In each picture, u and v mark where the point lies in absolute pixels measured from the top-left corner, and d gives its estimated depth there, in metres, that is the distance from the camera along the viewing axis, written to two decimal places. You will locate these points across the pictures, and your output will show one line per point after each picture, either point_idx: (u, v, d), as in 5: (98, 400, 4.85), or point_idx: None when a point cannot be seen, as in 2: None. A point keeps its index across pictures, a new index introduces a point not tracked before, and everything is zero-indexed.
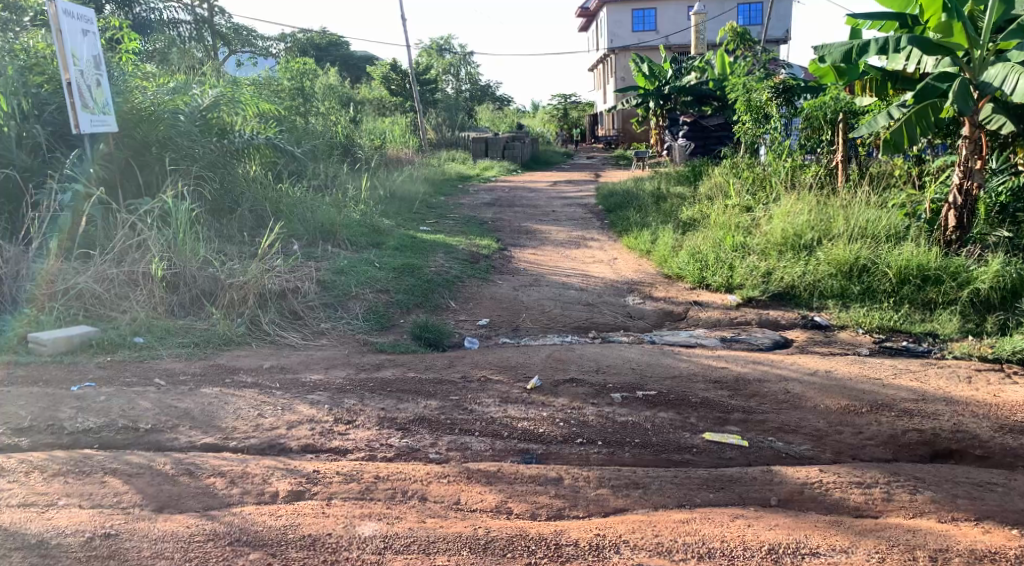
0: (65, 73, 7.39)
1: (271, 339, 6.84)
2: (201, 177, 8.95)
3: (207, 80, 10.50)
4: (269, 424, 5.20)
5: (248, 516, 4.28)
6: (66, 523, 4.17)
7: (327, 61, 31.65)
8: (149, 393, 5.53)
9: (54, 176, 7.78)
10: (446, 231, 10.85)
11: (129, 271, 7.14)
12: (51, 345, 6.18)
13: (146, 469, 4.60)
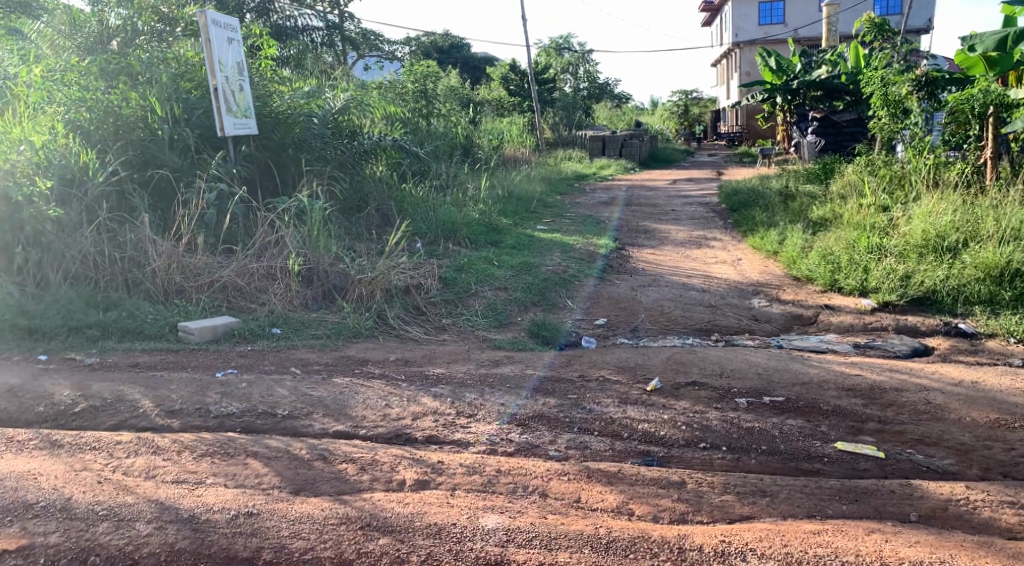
0: (212, 79, 7.84)
1: (396, 333, 7.05)
2: (333, 178, 9.38)
3: (338, 84, 10.90)
4: (395, 415, 5.37)
5: (378, 502, 4.41)
6: (213, 500, 4.34)
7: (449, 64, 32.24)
8: (286, 381, 5.80)
9: (202, 176, 8.21)
10: (564, 230, 10.92)
11: (268, 266, 7.53)
12: (198, 334, 6.56)
13: (284, 453, 4.82)
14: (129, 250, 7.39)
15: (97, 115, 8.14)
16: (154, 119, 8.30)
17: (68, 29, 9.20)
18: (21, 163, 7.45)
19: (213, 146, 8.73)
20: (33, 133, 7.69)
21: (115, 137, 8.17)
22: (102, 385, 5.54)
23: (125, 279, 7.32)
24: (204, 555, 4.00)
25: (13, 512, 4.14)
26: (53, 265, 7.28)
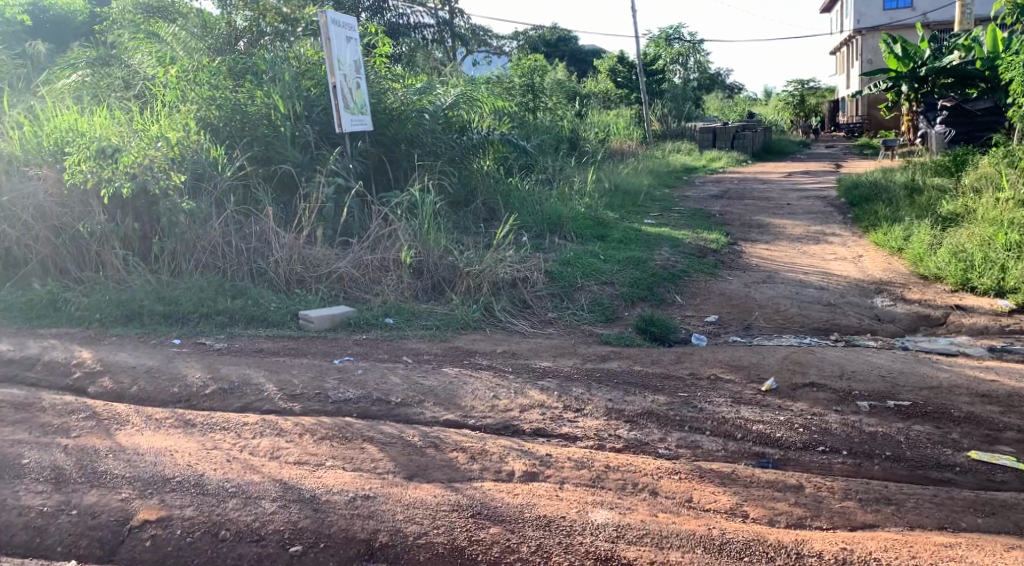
0: (332, 77, 8.01)
1: (504, 325, 7.09)
2: (444, 172, 9.48)
3: (449, 79, 11.02)
4: (504, 406, 5.41)
5: (488, 491, 4.43)
6: (333, 482, 4.45)
7: (556, 57, 32.21)
8: (399, 369, 5.92)
9: (321, 170, 8.45)
10: (672, 224, 10.76)
11: (382, 258, 7.69)
12: (317, 322, 6.77)
13: (398, 439, 4.92)
14: (254, 242, 7.67)
15: (225, 113, 8.49)
16: (276, 116, 8.55)
17: (200, 30, 9.64)
18: (158, 159, 7.87)
19: (331, 142, 8.95)
20: (170, 130, 8.18)
21: (244, 134, 8.53)
22: (229, 369, 5.77)
23: (249, 268, 7.57)
24: (324, 534, 4.08)
25: (152, 484, 4.33)
26: (186, 256, 7.60)
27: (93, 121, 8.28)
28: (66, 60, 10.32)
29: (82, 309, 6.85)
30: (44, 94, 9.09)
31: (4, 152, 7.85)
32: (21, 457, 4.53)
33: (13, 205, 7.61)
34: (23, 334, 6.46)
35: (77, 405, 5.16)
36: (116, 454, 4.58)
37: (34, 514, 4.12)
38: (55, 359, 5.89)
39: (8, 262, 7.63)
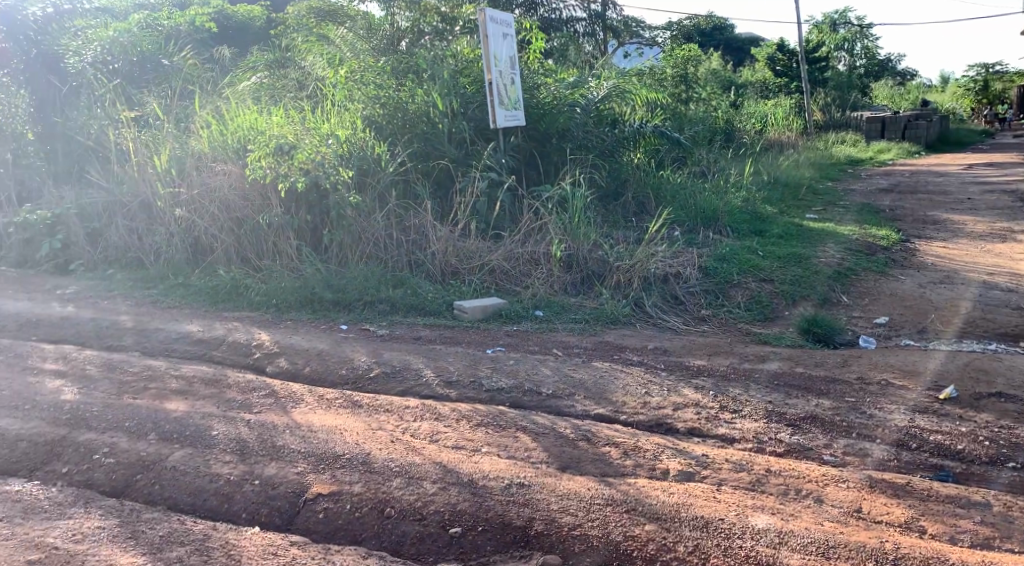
0: (488, 73, 8.15)
1: (655, 321, 7.03)
2: (595, 166, 9.47)
3: (600, 72, 10.98)
4: (656, 404, 5.37)
5: (642, 488, 4.40)
6: (489, 468, 4.55)
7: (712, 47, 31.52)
8: (550, 361, 5.99)
9: (476, 165, 8.61)
10: (837, 219, 10.35)
11: (532, 251, 7.77)
12: (471, 312, 6.92)
13: (551, 430, 4.98)
14: (412, 235, 7.92)
15: (388, 111, 8.81)
16: (435, 113, 8.81)
17: (367, 33, 10.10)
18: (328, 156, 8.15)
19: (486, 138, 9.11)
20: (340, 128, 8.55)
21: (404, 132, 8.79)
22: (390, 354, 6.01)
23: (408, 260, 7.82)
24: (481, 519, 4.17)
25: (324, 461, 4.57)
26: (352, 247, 7.93)
27: (271, 121, 8.81)
28: (248, 64, 11.01)
29: (261, 294, 7.30)
30: (229, 94, 9.80)
31: (195, 150, 8.62)
32: (210, 428, 4.87)
33: (202, 199, 8.29)
34: (209, 317, 6.94)
35: (257, 383, 5.53)
36: (293, 431, 4.86)
37: (222, 482, 4.41)
38: (238, 340, 6.29)
39: (196, 250, 8.26)
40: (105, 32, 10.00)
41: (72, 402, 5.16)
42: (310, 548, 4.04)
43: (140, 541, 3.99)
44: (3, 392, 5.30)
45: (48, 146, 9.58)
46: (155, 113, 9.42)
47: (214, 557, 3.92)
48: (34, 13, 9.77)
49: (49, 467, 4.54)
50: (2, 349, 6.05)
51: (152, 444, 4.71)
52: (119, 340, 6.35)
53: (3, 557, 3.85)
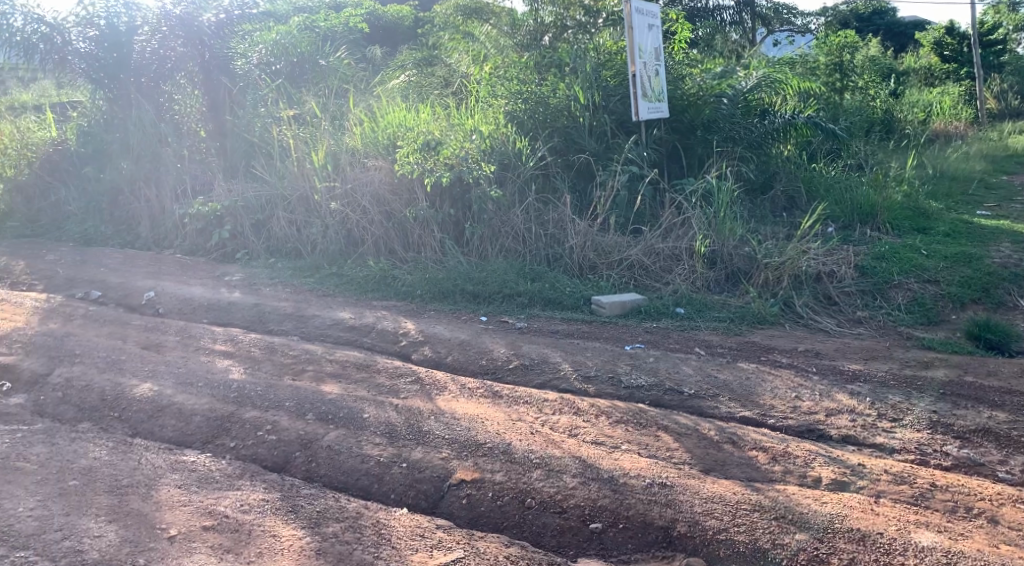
0: (632, 65, 8.05)
1: (805, 322, 6.78)
2: (743, 159, 9.14)
3: (749, 62, 10.66)
4: (807, 408, 5.18)
5: (792, 496, 4.24)
6: (629, 466, 4.48)
7: (871, 31, 30.06)
8: (693, 360, 5.87)
9: (618, 158, 8.50)
10: (1012, 217, 9.69)
11: (674, 247, 7.63)
12: (609, 307, 6.87)
13: (694, 431, 4.87)
14: (551, 229, 7.93)
15: (530, 105, 8.76)
16: (577, 108, 8.75)
17: (510, 28, 10.26)
18: (472, 151, 8.38)
19: (628, 131, 8.97)
20: (484, 123, 8.72)
21: (546, 125, 8.78)
22: (530, 347, 6.04)
23: (546, 254, 7.85)
24: (623, 516, 4.13)
25: (467, 447, 4.65)
26: (492, 241, 8.02)
27: (419, 118, 9.11)
28: (398, 62, 11.36)
29: (408, 285, 7.51)
30: (379, 92, 10.21)
31: (349, 145, 8.98)
32: (362, 411, 5.07)
33: (354, 192, 8.58)
34: (360, 305, 7.19)
35: (405, 370, 5.71)
36: (438, 417, 4.99)
37: (373, 463, 4.58)
38: (386, 328, 6.50)
39: (348, 241, 8.51)
40: (269, 34, 10.46)
41: (239, 382, 5.47)
42: (455, 532, 4.11)
43: (300, 514, 4.17)
44: (178, 369, 5.66)
45: (217, 142, 10.21)
46: (312, 111, 9.90)
47: (366, 534, 4.04)
48: (208, 19, 10.47)
49: (220, 441, 4.83)
50: (178, 329, 6.45)
51: (310, 424, 4.95)
52: (279, 324, 6.67)
53: (182, 521, 4.06)
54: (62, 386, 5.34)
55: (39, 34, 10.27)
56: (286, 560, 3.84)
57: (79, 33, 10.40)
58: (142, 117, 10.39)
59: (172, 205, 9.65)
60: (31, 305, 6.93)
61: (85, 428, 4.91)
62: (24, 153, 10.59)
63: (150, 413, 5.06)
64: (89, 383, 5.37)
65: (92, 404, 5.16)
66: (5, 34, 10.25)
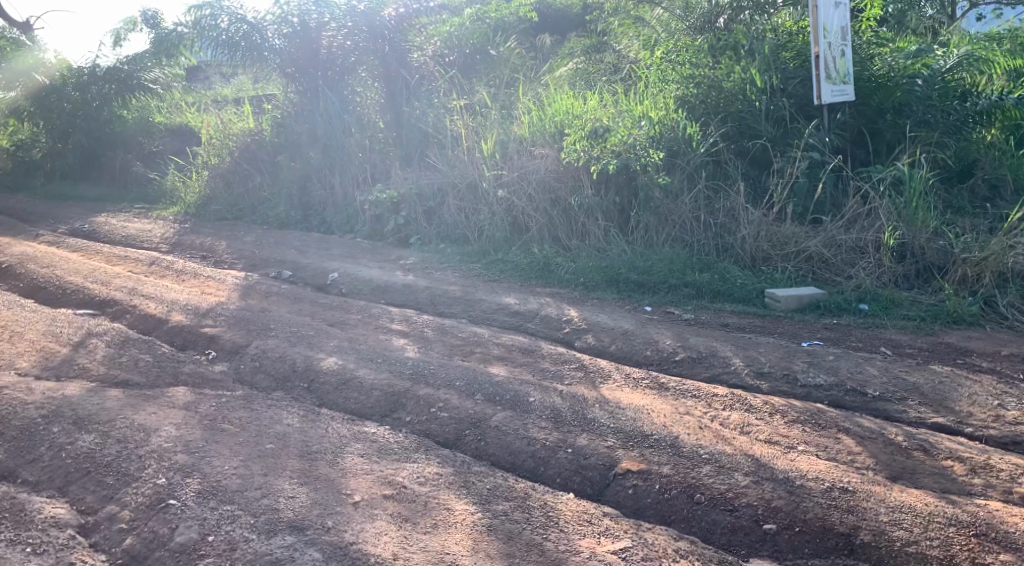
0: (815, 46, 7.79)
1: (1008, 324, 6.41)
2: (940, 144, 8.36)
3: (949, 39, 9.97)
4: (1010, 419, 4.91)
5: (995, 513, 4.05)
6: (807, 468, 4.41)
7: None
8: (877, 360, 5.68)
9: (797, 145, 8.08)
10: None
11: (858, 238, 7.32)
12: (784, 302, 6.71)
13: (880, 435, 4.73)
14: (722, 218, 7.81)
15: (703, 89, 8.64)
16: (753, 91, 8.42)
17: (683, 12, 9.77)
18: (640, 138, 8.37)
19: (808, 116, 8.50)
20: (653, 110, 8.75)
21: (718, 111, 8.57)
22: (699, 339, 6.02)
23: (716, 244, 7.76)
24: (799, 519, 4.07)
25: (633, 438, 4.74)
26: (658, 230, 7.98)
27: (587, 105, 9.20)
28: (567, 49, 11.49)
29: (574, 272, 7.63)
30: (549, 81, 10.36)
31: (517, 135, 9.17)
32: (528, 395, 5.24)
33: (522, 180, 8.77)
34: (526, 291, 7.36)
35: (569, 356, 5.82)
36: (603, 406, 5.10)
37: (539, 446, 4.73)
38: (550, 315, 6.64)
39: (513, 228, 8.72)
40: (445, 27, 10.95)
41: (414, 360, 5.74)
42: (622, 521, 4.19)
43: (471, 491, 4.37)
44: (359, 345, 6.00)
45: (393, 132, 10.65)
46: (483, 101, 10.21)
47: (535, 515, 4.19)
48: (389, 14, 11.07)
49: (396, 414, 5.11)
50: (359, 309, 6.82)
51: (479, 403, 5.15)
52: (448, 307, 6.94)
53: (364, 487, 4.34)
54: (258, 357, 5.79)
55: (243, 33, 11.14)
56: (458, 534, 4.04)
57: (274, 31, 11.17)
58: (330, 111, 11.03)
59: (353, 192, 10.18)
60: (231, 282, 7.50)
61: (280, 396, 5.30)
62: (227, 142, 11.51)
63: (335, 385, 5.41)
64: (281, 355, 5.79)
65: (284, 374, 5.56)
66: (213, 34, 11.21)
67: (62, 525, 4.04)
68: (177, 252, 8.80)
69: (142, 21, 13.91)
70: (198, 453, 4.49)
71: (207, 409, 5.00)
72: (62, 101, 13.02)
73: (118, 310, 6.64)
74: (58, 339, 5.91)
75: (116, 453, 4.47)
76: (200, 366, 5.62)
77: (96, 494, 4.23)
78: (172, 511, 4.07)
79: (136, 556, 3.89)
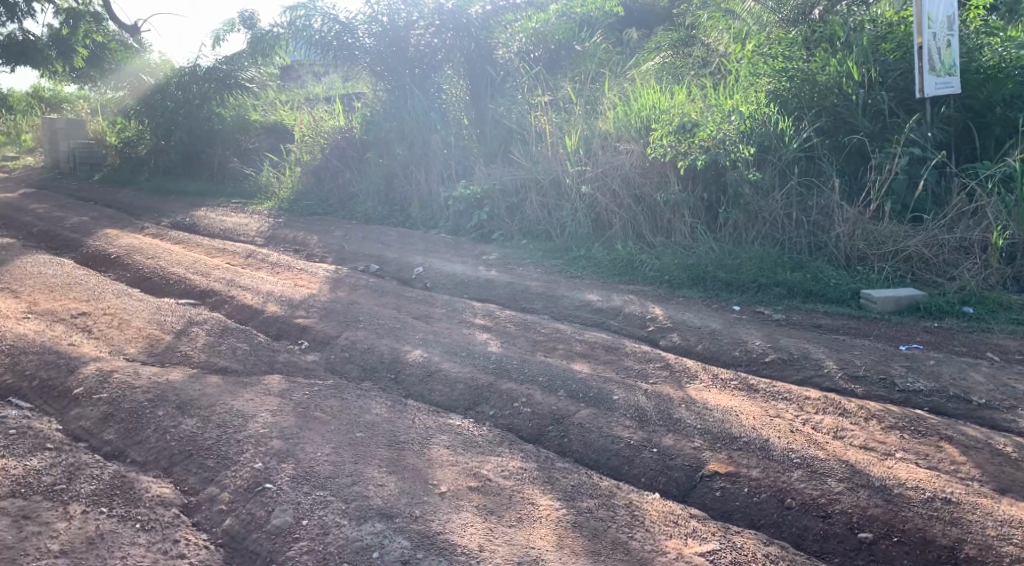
0: (918, 36, 7.50)
1: None
2: None
3: None
4: None
5: None
6: (907, 476, 4.26)
7: None
8: (982, 366, 5.45)
9: (898, 140, 7.81)
10: None
11: (962, 238, 7.05)
12: (881, 303, 6.50)
13: (986, 445, 4.54)
14: (815, 215, 7.61)
15: (796, 83, 8.42)
16: (849, 83, 8.15)
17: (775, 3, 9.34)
18: (730, 132, 8.20)
19: (909, 110, 8.19)
20: (744, 104, 8.55)
21: (812, 104, 8.33)
22: (789, 340, 5.88)
23: (808, 242, 7.57)
24: (898, 528, 3.94)
25: (721, 440, 4.66)
26: (748, 227, 7.82)
27: (674, 100, 9.08)
28: (654, 42, 11.35)
29: (657, 269, 7.54)
30: (634, 75, 10.26)
31: (601, 130, 9.09)
32: (612, 393, 5.19)
33: (607, 175, 8.69)
34: (609, 288, 7.31)
35: (654, 355, 5.76)
36: (689, 406, 5.02)
37: (623, 444, 4.68)
38: (634, 312, 6.58)
39: (597, 225, 8.67)
40: (530, 23, 11.06)
41: (497, 355, 5.76)
42: (710, 523, 4.12)
43: (556, 486, 4.35)
44: (443, 339, 6.04)
45: (477, 130, 10.71)
46: (567, 96, 10.17)
47: (620, 514, 4.15)
48: (476, 12, 11.08)
49: (479, 408, 5.12)
50: (443, 303, 6.88)
51: (562, 400, 5.13)
52: (531, 303, 6.93)
53: (450, 479, 4.37)
54: (348, 348, 5.88)
55: (335, 32, 11.57)
56: (543, 529, 4.03)
57: (365, 31, 11.54)
58: (417, 106, 11.18)
59: (437, 188, 10.27)
60: (322, 275, 7.64)
61: (368, 387, 5.38)
62: (317, 139, 11.83)
63: (421, 377, 5.46)
64: (370, 346, 5.87)
65: (372, 365, 5.64)
66: (307, 34, 11.70)
67: (166, 503, 4.15)
68: (270, 245, 9.02)
69: (240, 23, 14.27)
70: (292, 440, 4.59)
71: (301, 397, 5.12)
72: (165, 100, 13.55)
73: (217, 301, 6.82)
74: (162, 327, 6.10)
75: (216, 437, 4.59)
76: (293, 356, 5.75)
77: (198, 476, 4.34)
78: (268, 495, 4.17)
79: (235, 537, 3.99)
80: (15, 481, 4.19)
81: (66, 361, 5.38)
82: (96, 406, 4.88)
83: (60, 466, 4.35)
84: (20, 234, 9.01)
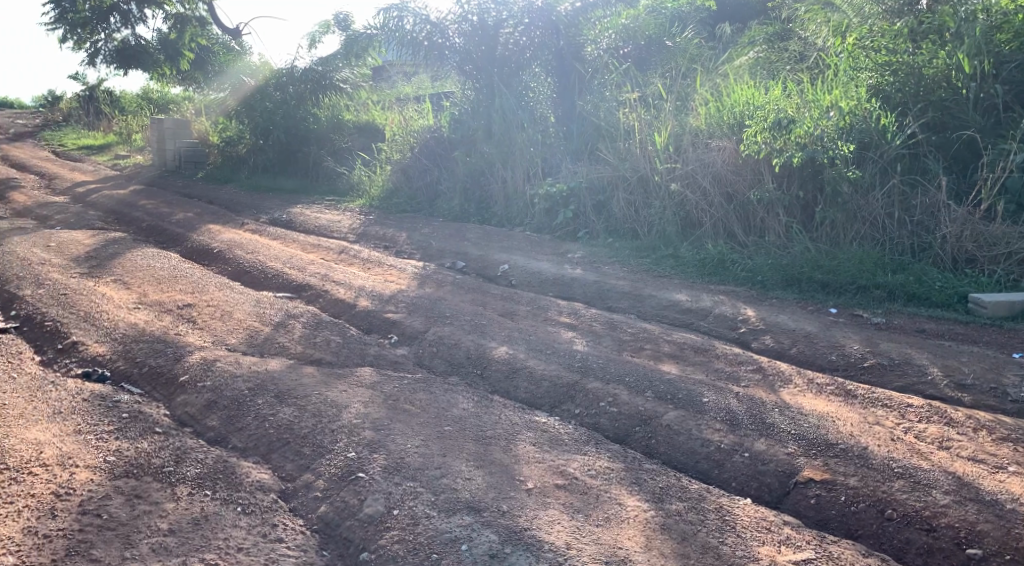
0: None
1: None
2: None
3: None
4: None
5: None
6: (1020, 491, 4.09)
7: None
8: None
9: (1013, 136, 7.46)
10: None
11: None
12: (990, 308, 6.25)
13: None
14: (919, 216, 7.35)
15: (900, 77, 8.14)
16: (959, 77, 7.85)
17: None
18: (829, 129, 7.99)
19: None
20: (844, 100, 8.26)
21: (918, 99, 8.01)
22: (889, 345, 5.69)
23: (911, 243, 7.32)
24: (1010, 546, 3.78)
25: (817, 446, 4.54)
26: (846, 226, 7.60)
27: (769, 95, 8.88)
28: (748, 37, 11.11)
29: (749, 270, 7.40)
30: (727, 70, 10.05)
31: (692, 127, 8.96)
32: (702, 395, 5.11)
33: (697, 172, 8.57)
34: (697, 288, 7.20)
35: (745, 357, 5.65)
36: (783, 410, 4.90)
37: (714, 448, 4.61)
38: (725, 313, 6.47)
39: (686, 223, 8.56)
40: (619, 19, 11.04)
41: (583, 353, 5.73)
42: (805, 531, 4.03)
43: (643, 487, 4.31)
44: (530, 336, 6.05)
45: (565, 128, 10.69)
46: (657, 92, 10.06)
47: (710, 518, 4.08)
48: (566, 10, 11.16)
49: (565, 406, 5.11)
50: (530, 300, 6.88)
51: (649, 401, 5.08)
52: (618, 302, 6.88)
53: (537, 476, 4.37)
54: (436, 343, 5.94)
55: (426, 33, 11.78)
56: (631, 530, 4.00)
57: (456, 30, 11.72)
58: (504, 105, 11.22)
59: (523, 185, 10.28)
60: (410, 271, 7.74)
61: (455, 381, 5.42)
62: (407, 139, 11.96)
63: (507, 374, 5.48)
64: (457, 342, 5.92)
65: (459, 360, 5.68)
66: (399, 34, 11.95)
67: (265, 488, 4.27)
68: (361, 242, 9.19)
69: (334, 24, 14.58)
70: (383, 431, 4.66)
71: (391, 389, 5.19)
72: (264, 101, 13.95)
73: (311, 295, 6.98)
74: (260, 319, 6.28)
75: (312, 426, 4.70)
76: (383, 349, 5.83)
77: (295, 463, 4.45)
78: (360, 484, 4.24)
79: (329, 524, 4.07)
80: (127, 462, 4.36)
81: (171, 350, 5.58)
82: (200, 393, 5.05)
83: (167, 449, 4.50)
84: (129, 228, 9.38)
